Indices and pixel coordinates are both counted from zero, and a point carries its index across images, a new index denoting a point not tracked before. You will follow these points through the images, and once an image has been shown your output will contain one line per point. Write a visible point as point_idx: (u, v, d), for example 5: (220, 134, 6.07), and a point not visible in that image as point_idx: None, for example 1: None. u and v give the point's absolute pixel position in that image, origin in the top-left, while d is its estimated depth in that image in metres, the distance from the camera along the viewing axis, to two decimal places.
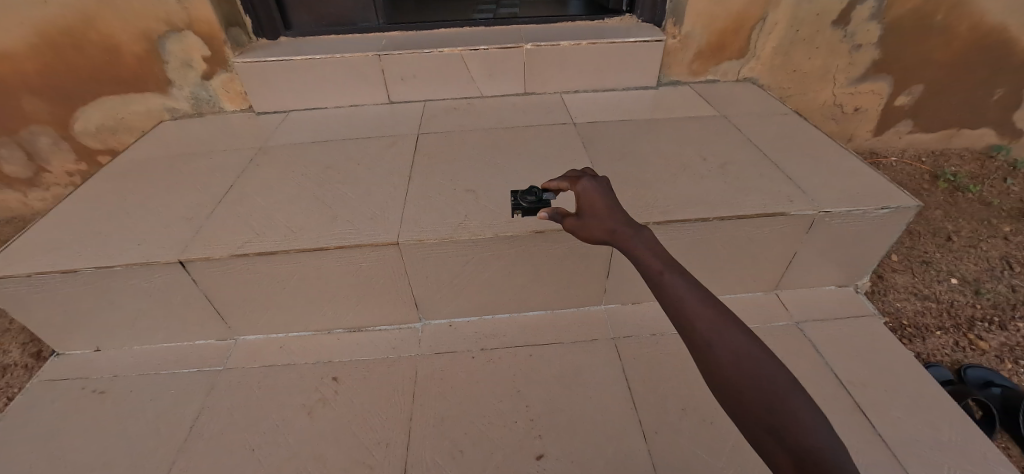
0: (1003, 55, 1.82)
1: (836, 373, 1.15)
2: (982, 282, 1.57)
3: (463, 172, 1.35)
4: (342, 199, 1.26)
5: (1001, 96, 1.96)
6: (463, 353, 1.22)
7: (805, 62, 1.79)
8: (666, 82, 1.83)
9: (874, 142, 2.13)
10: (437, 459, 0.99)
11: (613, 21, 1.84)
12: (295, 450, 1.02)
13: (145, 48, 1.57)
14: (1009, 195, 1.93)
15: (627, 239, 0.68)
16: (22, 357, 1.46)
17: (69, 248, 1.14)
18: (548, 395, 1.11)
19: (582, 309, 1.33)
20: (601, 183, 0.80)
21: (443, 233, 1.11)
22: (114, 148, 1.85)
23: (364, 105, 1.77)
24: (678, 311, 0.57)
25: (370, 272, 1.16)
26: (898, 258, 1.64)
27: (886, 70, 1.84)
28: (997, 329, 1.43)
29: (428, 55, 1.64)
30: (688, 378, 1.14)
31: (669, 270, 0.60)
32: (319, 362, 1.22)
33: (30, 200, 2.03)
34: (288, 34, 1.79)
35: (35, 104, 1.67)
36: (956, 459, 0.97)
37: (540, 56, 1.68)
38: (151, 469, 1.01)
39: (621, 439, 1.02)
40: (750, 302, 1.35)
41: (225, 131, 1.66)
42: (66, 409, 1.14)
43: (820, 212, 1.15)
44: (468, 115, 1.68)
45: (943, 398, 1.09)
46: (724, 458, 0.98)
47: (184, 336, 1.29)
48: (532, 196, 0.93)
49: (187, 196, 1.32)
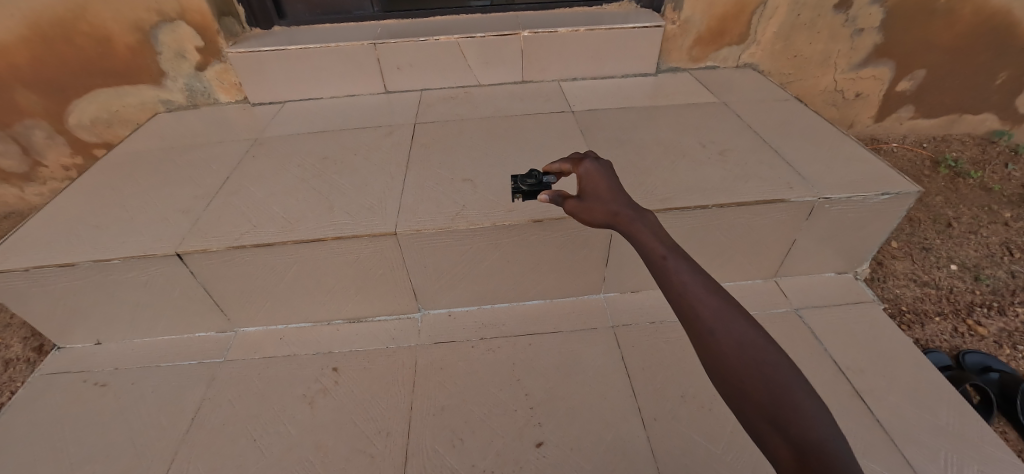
0: (1007, 39, 1.79)
1: (834, 359, 1.15)
2: (982, 268, 1.56)
3: (460, 161, 1.34)
4: (340, 189, 1.26)
5: (1003, 81, 1.94)
6: (463, 343, 1.22)
7: (806, 47, 1.76)
8: (665, 69, 1.81)
9: (875, 128, 2.12)
10: (438, 447, 1.00)
11: (612, 7, 1.81)
12: (295, 441, 1.03)
13: (137, 39, 1.55)
14: (1010, 180, 1.92)
15: (630, 222, 0.67)
16: (24, 352, 1.47)
17: (65, 242, 1.14)
18: (548, 384, 1.11)
19: (581, 297, 1.33)
20: (603, 164, 0.78)
21: (441, 222, 1.11)
22: (109, 141, 1.83)
23: (361, 95, 1.76)
24: (679, 297, 0.57)
25: (368, 263, 1.16)
26: (897, 245, 1.64)
27: (888, 54, 1.81)
28: (996, 314, 1.43)
29: (424, 43, 1.62)
30: (687, 365, 1.14)
31: (673, 255, 0.60)
32: (318, 352, 1.22)
33: (27, 195, 2.03)
34: (282, 23, 1.77)
35: (27, 97, 1.65)
36: (954, 444, 0.98)
37: (538, 43, 1.66)
38: (155, 459, 1.01)
39: (621, 425, 1.02)
40: (749, 289, 1.35)
41: (220, 122, 1.65)
42: (68, 402, 1.15)
43: (820, 199, 1.15)
44: (465, 104, 1.67)
45: (942, 383, 1.09)
46: (723, 444, 0.99)
47: (183, 328, 1.29)
48: (532, 179, 0.91)
49: (184, 187, 1.32)
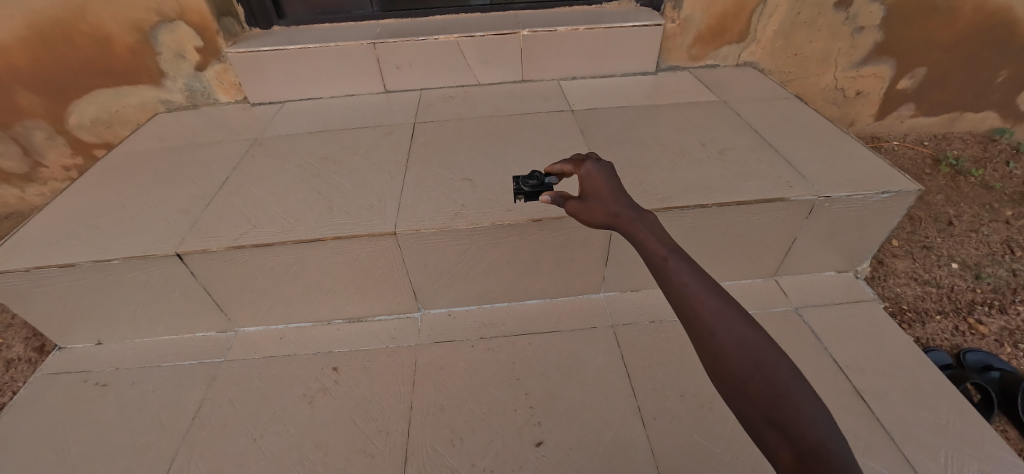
0: (1008, 37, 1.79)
1: (835, 358, 1.15)
2: (983, 267, 1.56)
3: (459, 161, 1.34)
4: (339, 189, 1.26)
5: (1005, 79, 1.93)
6: (463, 343, 1.22)
7: (807, 45, 1.76)
8: (665, 68, 1.81)
9: (876, 126, 2.11)
10: (437, 447, 1.00)
11: (612, 6, 1.80)
12: (296, 441, 1.03)
13: (137, 40, 1.55)
14: (1012, 178, 1.91)
15: (631, 223, 0.67)
16: (26, 352, 1.47)
17: (66, 242, 1.14)
18: (548, 383, 1.11)
19: (581, 296, 1.33)
20: (604, 165, 0.78)
21: (441, 222, 1.11)
22: (109, 141, 1.83)
23: (360, 95, 1.76)
24: (680, 298, 0.56)
25: (368, 263, 1.16)
26: (898, 243, 1.63)
27: (889, 52, 1.80)
28: (997, 313, 1.43)
29: (424, 42, 1.62)
30: (687, 364, 1.14)
31: (673, 256, 0.59)
32: (318, 352, 1.23)
33: (28, 196, 2.03)
34: (281, 23, 1.76)
35: (28, 97, 1.65)
36: (955, 443, 0.98)
37: (538, 42, 1.66)
38: (155, 459, 1.02)
39: (621, 424, 1.03)
40: (750, 288, 1.35)
41: (220, 122, 1.65)
42: (68, 402, 1.15)
43: (820, 198, 1.14)
44: (465, 103, 1.67)
45: (942, 382, 1.09)
46: (723, 443, 0.99)
47: (184, 329, 1.29)
48: (533, 180, 0.90)
49: (184, 188, 1.32)
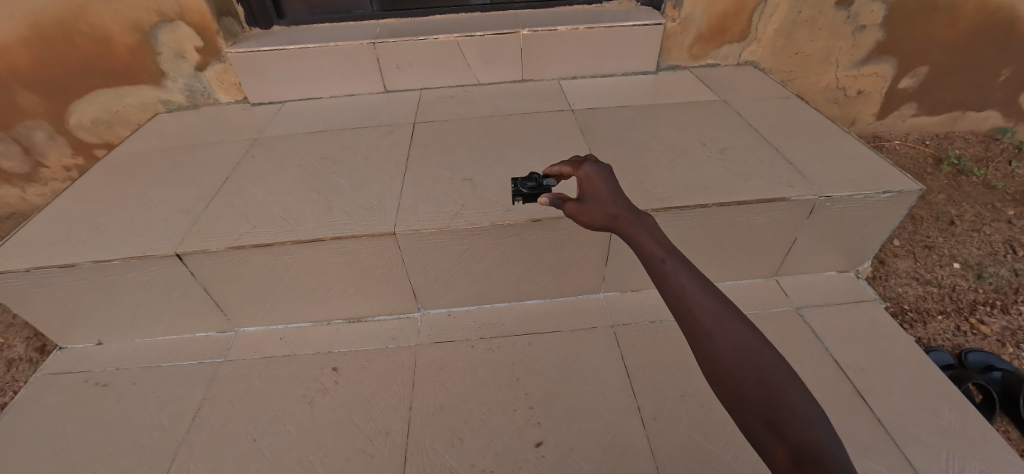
0: (1010, 35, 1.78)
1: (835, 358, 1.15)
2: (985, 266, 1.55)
3: (459, 161, 1.34)
4: (338, 189, 1.25)
5: (1007, 77, 1.93)
6: (463, 343, 1.22)
7: (808, 44, 1.75)
8: (665, 67, 1.81)
9: (877, 126, 2.10)
10: (437, 447, 1.00)
11: (612, 5, 1.80)
12: (296, 441, 1.03)
13: (137, 40, 1.55)
14: (1014, 178, 1.91)
15: (629, 225, 0.66)
16: (27, 352, 1.47)
17: (66, 242, 1.14)
18: (548, 384, 1.11)
19: (581, 296, 1.33)
20: (603, 167, 0.78)
21: (440, 222, 1.11)
22: (110, 141, 1.83)
23: (360, 95, 1.75)
24: (677, 300, 0.56)
25: (367, 263, 1.16)
26: (899, 243, 1.63)
27: (890, 51, 1.80)
28: (999, 313, 1.42)
29: (423, 42, 1.61)
30: (687, 364, 1.14)
31: (671, 258, 0.59)
32: (318, 352, 1.23)
33: (29, 196, 2.03)
34: (281, 23, 1.76)
35: (28, 97, 1.65)
36: (956, 444, 0.98)
37: (538, 42, 1.65)
38: (155, 459, 1.02)
39: (621, 425, 1.02)
40: (750, 288, 1.35)
41: (220, 122, 1.65)
42: (69, 402, 1.15)
43: (820, 198, 1.14)
44: (465, 103, 1.66)
45: (944, 383, 1.09)
46: (723, 444, 0.98)
47: (184, 329, 1.29)
48: (532, 182, 0.90)
49: (184, 188, 1.32)
